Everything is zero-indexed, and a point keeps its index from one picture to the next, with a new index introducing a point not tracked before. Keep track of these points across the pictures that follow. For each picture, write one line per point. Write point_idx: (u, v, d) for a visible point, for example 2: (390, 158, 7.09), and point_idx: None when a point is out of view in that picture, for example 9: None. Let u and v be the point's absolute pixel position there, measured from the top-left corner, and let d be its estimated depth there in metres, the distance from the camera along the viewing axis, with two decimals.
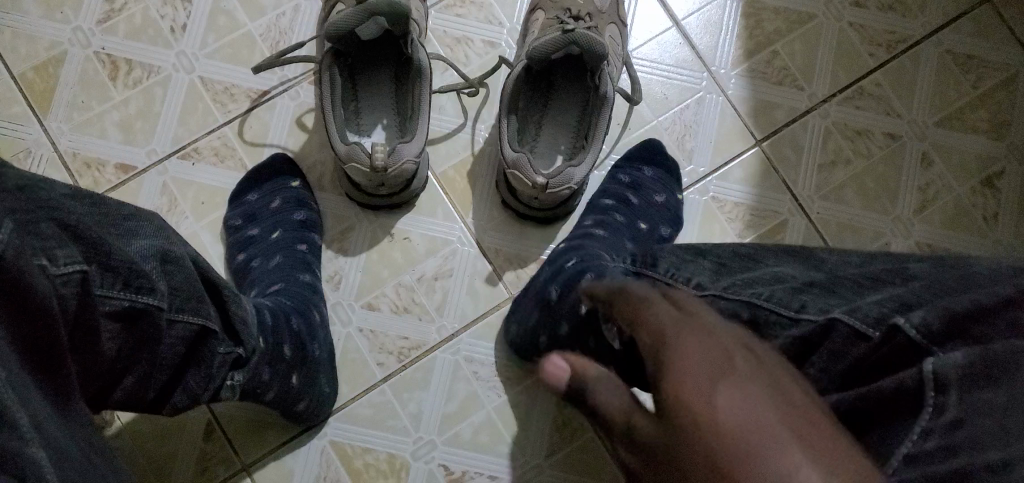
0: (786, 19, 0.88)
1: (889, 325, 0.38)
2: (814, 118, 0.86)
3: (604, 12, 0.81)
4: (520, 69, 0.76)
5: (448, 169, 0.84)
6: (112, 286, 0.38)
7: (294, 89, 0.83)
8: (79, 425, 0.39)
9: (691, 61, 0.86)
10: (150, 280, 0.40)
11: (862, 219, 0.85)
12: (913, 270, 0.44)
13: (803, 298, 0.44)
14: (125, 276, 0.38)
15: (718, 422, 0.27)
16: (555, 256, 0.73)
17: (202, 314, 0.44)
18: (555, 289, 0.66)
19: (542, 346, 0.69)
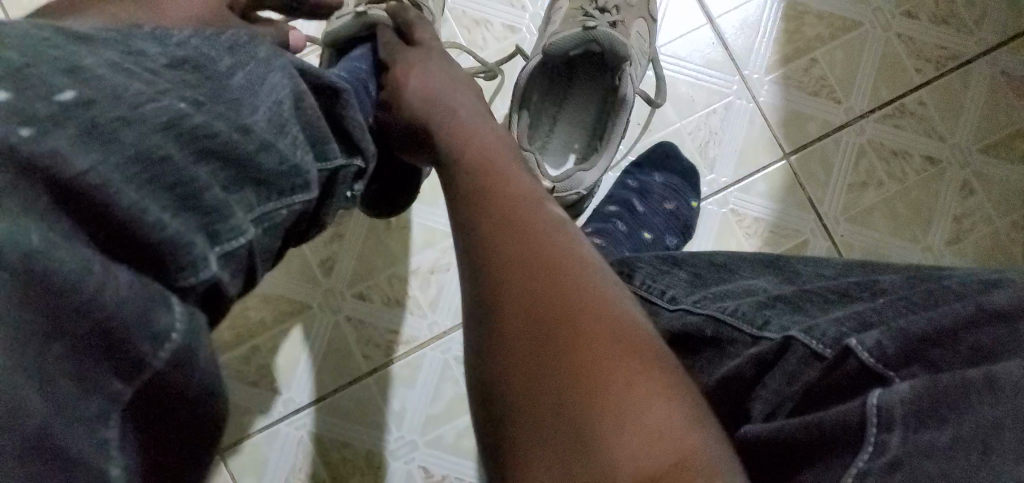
0: (830, 25, 0.82)
1: (842, 346, 0.33)
2: (848, 135, 0.80)
3: (633, 5, 0.76)
4: (535, 62, 0.71)
5: None
6: (267, 200, 0.34)
7: (300, 61, 0.79)
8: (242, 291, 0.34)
9: (724, 62, 0.81)
10: (296, 166, 0.36)
11: (891, 248, 0.79)
12: (885, 282, 0.38)
13: (767, 314, 0.38)
14: (278, 184, 0.35)
15: (488, 151, 0.49)
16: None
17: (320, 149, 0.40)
18: None
19: None
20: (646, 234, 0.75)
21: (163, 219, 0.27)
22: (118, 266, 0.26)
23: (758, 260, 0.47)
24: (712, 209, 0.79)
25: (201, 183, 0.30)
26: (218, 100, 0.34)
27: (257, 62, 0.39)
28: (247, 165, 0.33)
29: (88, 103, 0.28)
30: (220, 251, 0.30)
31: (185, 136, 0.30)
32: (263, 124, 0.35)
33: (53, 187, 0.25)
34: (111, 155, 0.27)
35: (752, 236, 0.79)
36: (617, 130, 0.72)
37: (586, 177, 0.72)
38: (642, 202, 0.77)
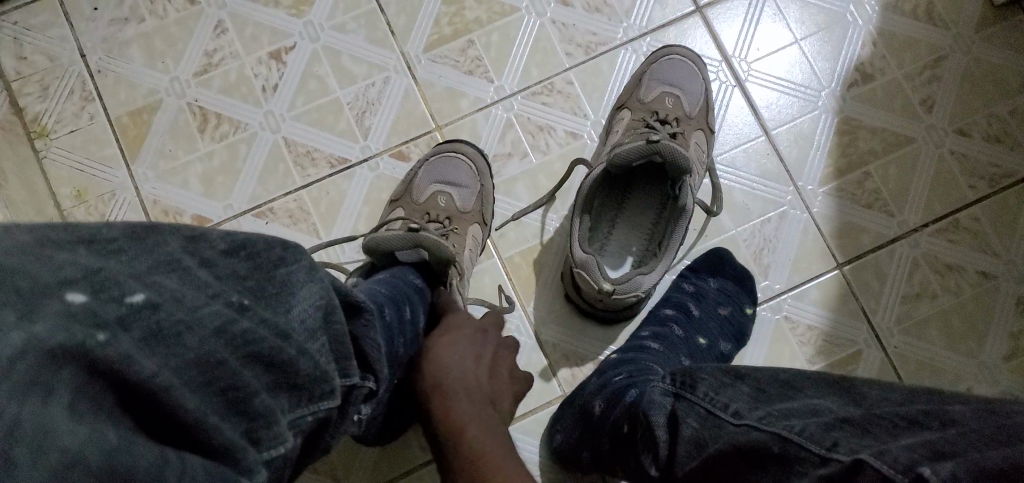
0: (882, 140, 0.84)
1: (917, 476, 0.32)
2: (901, 247, 0.82)
3: (692, 118, 0.80)
4: (599, 172, 0.74)
5: (513, 251, 0.82)
6: (299, 405, 0.36)
7: (374, 161, 0.84)
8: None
9: (779, 173, 0.83)
10: (325, 373, 0.37)
11: (946, 361, 0.79)
12: (954, 411, 0.37)
13: (837, 436, 0.37)
14: (311, 390, 0.36)
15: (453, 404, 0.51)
16: (619, 363, 0.68)
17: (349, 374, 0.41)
18: (599, 402, 0.64)
19: (585, 461, 0.67)
20: (701, 339, 0.74)
21: (215, 420, 0.31)
22: (192, 456, 0.30)
23: (823, 379, 0.45)
24: (767, 316, 0.80)
25: (248, 389, 0.33)
26: (261, 298, 0.36)
27: (301, 267, 0.39)
28: (286, 369, 0.35)
29: (156, 306, 0.31)
30: (263, 457, 0.33)
31: (235, 342, 0.33)
32: (299, 320, 0.37)
33: (122, 387, 0.29)
34: (171, 358, 0.31)
35: (805, 343, 0.80)
36: (675, 237, 0.74)
37: (644, 279, 0.73)
38: (697, 305, 0.77)
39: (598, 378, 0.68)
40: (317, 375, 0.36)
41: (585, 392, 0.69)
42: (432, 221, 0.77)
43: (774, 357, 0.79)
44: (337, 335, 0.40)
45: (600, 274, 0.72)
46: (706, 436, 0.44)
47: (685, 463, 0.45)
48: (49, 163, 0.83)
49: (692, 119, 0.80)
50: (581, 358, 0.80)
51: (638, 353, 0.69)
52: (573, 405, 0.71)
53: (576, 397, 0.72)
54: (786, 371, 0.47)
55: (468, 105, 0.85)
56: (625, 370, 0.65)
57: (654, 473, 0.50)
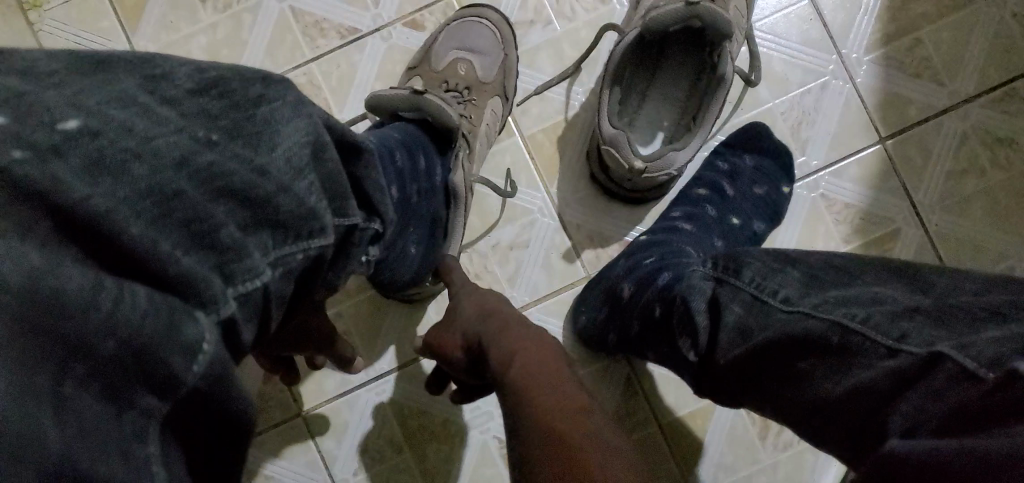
0: (937, 2, 0.78)
1: (1007, 369, 0.31)
2: (951, 119, 0.77)
3: None
4: (631, 38, 0.69)
5: (535, 127, 0.78)
6: (283, 242, 0.33)
7: (387, 31, 0.78)
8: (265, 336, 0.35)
9: (822, 40, 0.77)
10: (308, 210, 0.34)
11: (991, 239, 0.76)
12: None
13: (906, 326, 0.37)
14: (293, 228, 0.33)
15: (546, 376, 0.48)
16: (656, 241, 0.65)
17: (348, 216, 0.39)
18: (629, 285, 0.62)
19: (612, 344, 0.67)
20: (733, 219, 0.71)
21: (175, 250, 0.28)
22: (135, 285, 0.27)
23: (888, 270, 0.43)
24: (802, 194, 0.77)
25: (216, 222, 0.30)
26: (239, 137, 0.32)
27: (286, 100, 0.35)
28: (268, 207, 0.32)
29: (97, 133, 0.27)
30: (236, 291, 0.30)
31: (202, 176, 0.30)
32: (283, 161, 0.33)
33: (78, 228, 0.26)
34: (118, 185, 0.27)
35: (841, 222, 0.76)
36: (711, 111, 0.70)
37: (678, 156, 0.70)
38: (732, 184, 0.74)
39: (629, 258, 0.67)
40: (299, 209, 0.33)
41: (613, 272, 0.68)
42: (450, 90, 0.73)
43: (807, 237, 0.76)
44: (330, 176, 0.37)
45: (631, 151, 0.68)
46: (751, 325, 0.44)
47: (731, 350, 0.46)
48: (45, 36, 0.78)
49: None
50: (607, 238, 0.77)
51: (669, 235, 0.66)
52: (601, 284, 0.70)
53: (600, 277, 0.71)
54: (841, 259, 0.46)
55: None
56: (656, 253, 0.63)
57: (693, 359, 0.51)
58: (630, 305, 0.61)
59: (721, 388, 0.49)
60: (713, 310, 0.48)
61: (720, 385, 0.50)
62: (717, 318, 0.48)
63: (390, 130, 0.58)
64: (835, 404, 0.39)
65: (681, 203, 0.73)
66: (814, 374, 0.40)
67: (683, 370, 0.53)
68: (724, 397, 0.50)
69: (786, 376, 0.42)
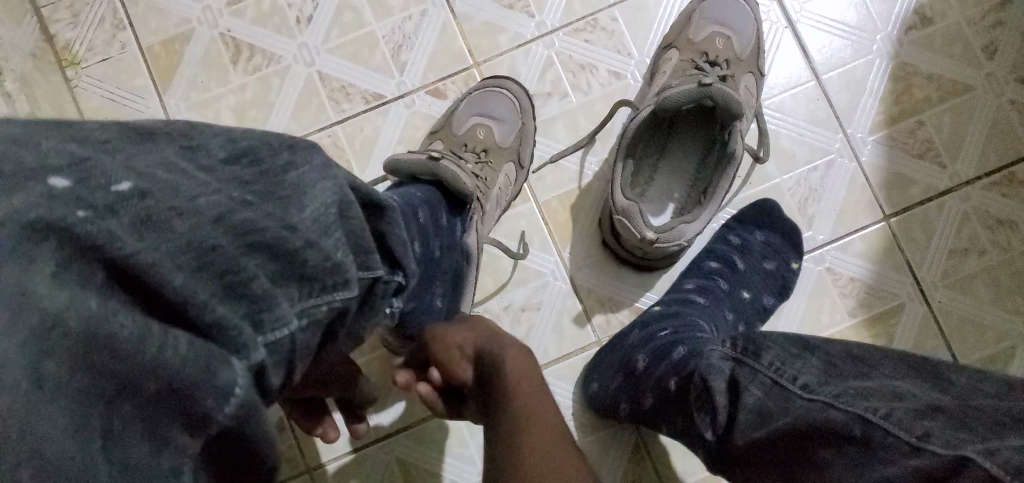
0: (938, 87, 0.81)
1: None
2: (953, 200, 0.79)
3: (742, 60, 0.77)
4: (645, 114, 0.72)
5: (549, 194, 0.80)
6: (309, 295, 0.33)
7: (410, 97, 0.82)
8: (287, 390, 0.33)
9: (828, 120, 0.80)
10: (339, 265, 0.34)
11: (991, 317, 0.78)
12: None
13: (928, 425, 0.39)
14: (325, 280, 0.33)
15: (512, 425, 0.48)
16: (673, 315, 0.67)
17: (371, 267, 0.39)
18: (644, 357, 0.64)
19: (622, 413, 0.68)
20: (744, 293, 0.75)
21: (211, 301, 0.28)
22: (176, 331, 0.27)
23: (908, 364, 0.45)
24: (809, 267, 0.79)
25: (247, 272, 0.29)
26: (268, 198, 0.33)
27: (309, 167, 0.36)
28: (297, 262, 0.32)
29: (145, 194, 0.28)
30: (264, 340, 0.30)
31: (240, 233, 0.30)
32: (310, 222, 0.34)
33: (117, 275, 0.26)
34: (161, 241, 0.28)
35: (847, 296, 0.78)
36: (722, 186, 0.73)
37: (688, 228, 0.72)
38: (741, 257, 0.77)
39: (643, 331, 0.68)
40: (328, 265, 0.34)
41: (627, 344, 0.70)
42: (468, 151, 0.76)
43: (814, 309, 0.78)
44: (357, 232, 0.37)
45: (643, 222, 0.70)
46: (770, 408, 0.46)
47: (751, 431, 0.47)
48: (81, 92, 0.82)
49: (741, 61, 0.77)
50: (617, 304, 0.79)
51: (682, 307, 0.69)
52: (615, 353, 0.71)
53: (614, 348, 0.73)
54: (861, 347, 0.48)
55: (507, 41, 0.82)
56: (672, 325, 0.65)
57: (710, 438, 0.52)
58: (646, 377, 0.62)
59: (738, 465, 0.50)
60: (733, 391, 0.50)
61: (746, 462, 0.49)
62: (737, 399, 0.49)
63: (410, 191, 0.61)
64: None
65: (692, 273, 0.76)
66: (835, 462, 0.41)
67: (697, 443, 0.55)
68: (736, 476, 0.51)
69: (805, 462, 0.43)
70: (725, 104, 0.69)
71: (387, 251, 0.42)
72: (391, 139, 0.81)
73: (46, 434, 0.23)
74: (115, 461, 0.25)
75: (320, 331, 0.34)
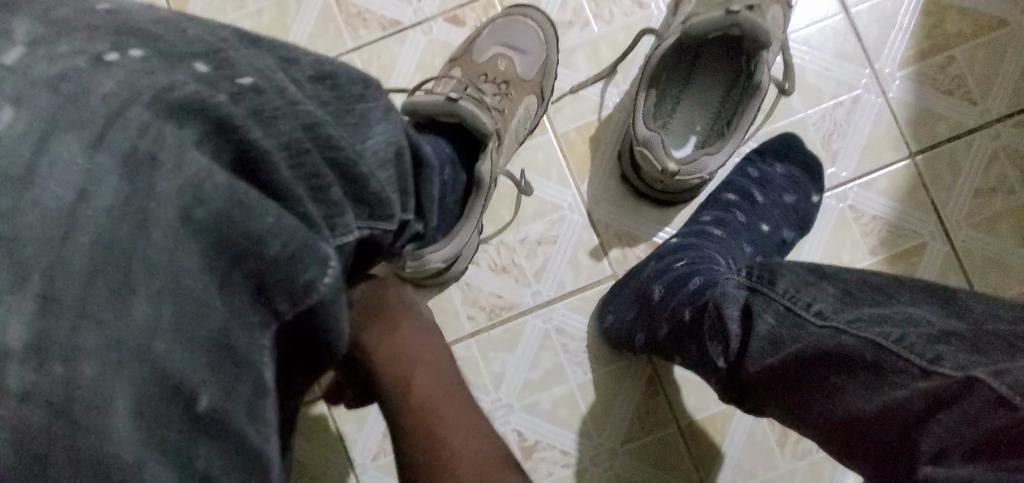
0: (972, 22, 0.79)
1: None
2: (981, 138, 0.77)
3: None
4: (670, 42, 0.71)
5: (569, 126, 0.79)
6: (361, 218, 0.33)
7: (428, 25, 0.80)
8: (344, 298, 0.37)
9: (856, 54, 0.78)
10: (387, 200, 0.34)
11: (1015, 258, 0.76)
12: None
13: (940, 349, 0.37)
14: (371, 204, 0.33)
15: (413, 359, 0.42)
16: (687, 250, 0.66)
17: (409, 209, 0.39)
18: (659, 287, 0.64)
19: (639, 345, 0.67)
20: (765, 226, 0.73)
21: (297, 194, 0.30)
22: (283, 212, 0.29)
23: (923, 286, 0.42)
24: (831, 204, 0.77)
25: (325, 182, 0.31)
26: (347, 116, 0.35)
27: (378, 102, 0.37)
28: (360, 183, 0.33)
29: (259, 91, 0.31)
30: (334, 243, 0.32)
31: (318, 140, 0.32)
32: (367, 152, 0.34)
33: (238, 157, 0.29)
34: (273, 137, 0.30)
35: (868, 234, 0.77)
36: (745, 117, 0.71)
37: (710, 161, 0.71)
38: (761, 191, 0.75)
39: (658, 266, 0.67)
40: (380, 194, 0.34)
41: (642, 278, 0.68)
42: (488, 82, 0.74)
43: (834, 246, 0.77)
44: (405, 165, 0.37)
45: (665, 153, 0.69)
46: (784, 337, 0.44)
47: (763, 359, 0.46)
48: None
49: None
50: (634, 238, 0.78)
51: (699, 239, 0.68)
52: (629, 291, 0.70)
53: (627, 292, 0.71)
54: (873, 273, 0.45)
55: None
56: (687, 256, 0.65)
57: (722, 365, 0.51)
58: (661, 305, 0.61)
59: (750, 393, 0.49)
60: (747, 318, 0.48)
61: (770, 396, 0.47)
62: (750, 326, 0.47)
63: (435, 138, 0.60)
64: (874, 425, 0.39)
65: (710, 206, 0.75)
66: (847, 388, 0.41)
67: (711, 374, 0.53)
68: (749, 401, 0.50)
69: (812, 390, 0.43)
70: (750, 33, 0.67)
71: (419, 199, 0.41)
72: (410, 66, 0.80)
73: (177, 271, 0.26)
74: (224, 311, 0.27)
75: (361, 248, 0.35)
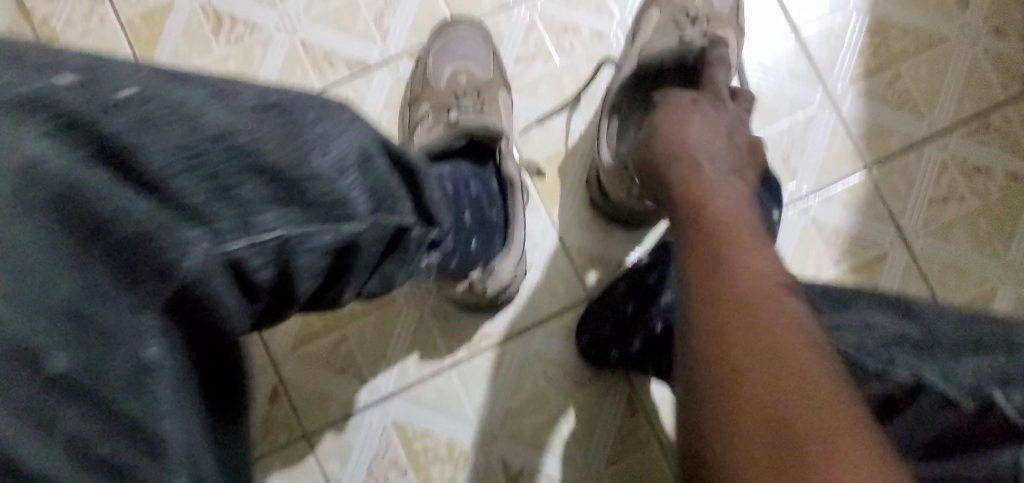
0: (915, 39, 0.82)
1: (986, 399, 0.36)
2: (931, 149, 0.81)
3: (723, 17, 0.78)
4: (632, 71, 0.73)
5: (536, 156, 0.81)
6: (305, 221, 0.33)
7: (394, 63, 0.82)
8: (287, 302, 0.35)
9: (808, 74, 0.82)
10: (345, 202, 0.35)
11: (971, 263, 0.79)
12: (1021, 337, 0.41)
13: (893, 353, 0.41)
14: (314, 208, 0.33)
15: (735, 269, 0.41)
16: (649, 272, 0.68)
17: (394, 211, 0.39)
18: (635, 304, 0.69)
19: (614, 359, 0.72)
20: None
21: (191, 191, 0.29)
22: (144, 200, 0.28)
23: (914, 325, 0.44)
24: (794, 219, 0.80)
25: (238, 189, 0.30)
26: (279, 119, 0.33)
27: (336, 119, 0.36)
28: (289, 185, 0.32)
29: (149, 98, 0.29)
30: (236, 249, 0.30)
31: (228, 146, 0.30)
32: (324, 168, 0.34)
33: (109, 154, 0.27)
34: (163, 146, 0.28)
35: (832, 246, 0.80)
36: None
37: None
38: None
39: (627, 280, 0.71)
40: (314, 195, 0.33)
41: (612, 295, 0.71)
42: (463, 97, 0.76)
43: (800, 260, 0.79)
44: (374, 180, 0.37)
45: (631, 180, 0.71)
46: None
47: None
48: None
49: (720, 18, 0.78)
50: (606, 261, 0.80)
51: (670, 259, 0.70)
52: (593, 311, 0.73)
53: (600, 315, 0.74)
54: (833, 287, 0.51)
55: (490, 4, 0.82)
56: (657, 272, 0.68)
57: None
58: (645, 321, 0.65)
59: None
60: None
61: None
62: None
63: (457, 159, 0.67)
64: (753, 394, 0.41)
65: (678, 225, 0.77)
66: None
67: None
68: None
69: None
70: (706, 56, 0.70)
71: (426, 205, 0.41)
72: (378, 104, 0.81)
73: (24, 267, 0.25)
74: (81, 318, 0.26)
75: (327, 257, 0.35)
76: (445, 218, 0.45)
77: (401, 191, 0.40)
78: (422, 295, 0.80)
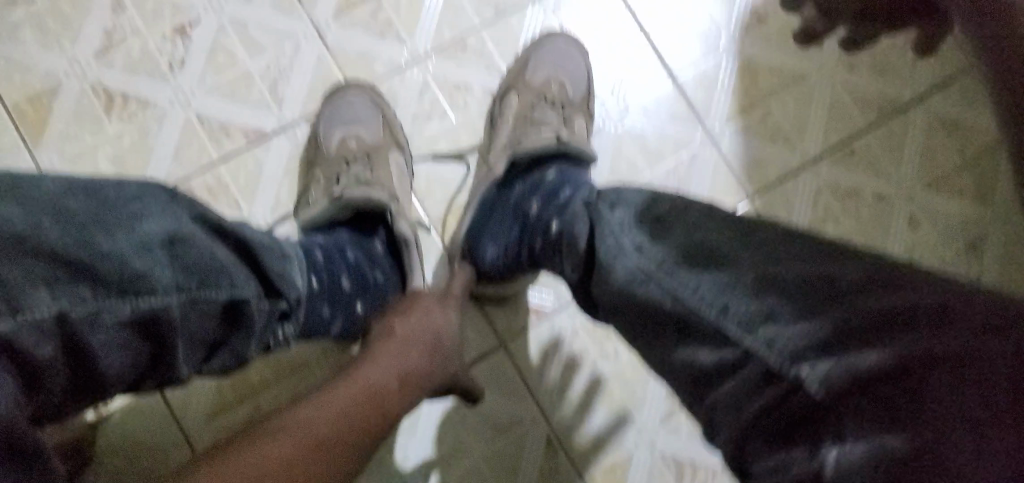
0: (780, 77, 0.89)
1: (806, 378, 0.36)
2: (805, 177, 0.87)
3: (575, 105, 0.83)
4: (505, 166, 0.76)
5: (440, 209, 0.83)
6: (104, 296, 0.40)
7: (291, 130, 0.83)
8: (101, 381, 0.43)
9: (687, 116, 0.88)
10: (142, 275, 0.41)
11: None
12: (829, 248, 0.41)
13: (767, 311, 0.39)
14: (114, 283, 0.40)
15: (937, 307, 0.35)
16: (545, 186, 0.70)
17: (225, 288, 0.46)
18: (533, 207, 0.67)
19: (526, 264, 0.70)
20: (549, 176, 0.72)
21: None
22: None
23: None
24: None
25: (17, 286, 0.37)
26: (70, 218, 0.40)
27: (155, 201, 0.45)
28: (80, 269, 0.39)
29: None
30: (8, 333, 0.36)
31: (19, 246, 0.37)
32: (126, 243, 0.41)
33: None
34: None
35: None
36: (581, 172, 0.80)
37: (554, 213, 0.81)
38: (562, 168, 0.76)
39: (527, 187, 0.73)
40: (119, 272, 0.40)
41: (510, 202, 0.73)
42: (351, 163, 0.79)
43: None
44: (187, 260, 0.44)
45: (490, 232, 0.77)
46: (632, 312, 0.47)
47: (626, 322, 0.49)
48: None
49: (574, 105, 0.83)
50: (514, 306, 0.83)
51: (545, 191, 0.69)
52: (494, 208, 0.75)
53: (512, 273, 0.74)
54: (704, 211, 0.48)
55: (383, 68, 0.85)
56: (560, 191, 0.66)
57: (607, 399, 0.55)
58: (532, 222, 0.66)
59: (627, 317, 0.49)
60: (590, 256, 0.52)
61: (558, 239, 0.58)
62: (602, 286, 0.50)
63: (334, 233, 0.72)
64: (702, 326, 0.42)
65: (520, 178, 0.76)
66: (590, 246, 0.53)
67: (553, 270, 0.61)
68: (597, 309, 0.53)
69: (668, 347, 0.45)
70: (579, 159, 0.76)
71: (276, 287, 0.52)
72: (279, 170, 0.82)
73: None
74: None
75: (129, 327, 0.42)
76: (301, 293, 0.56)
77: (235, 267, 0.48)
78: (334, 357, 0.80)
